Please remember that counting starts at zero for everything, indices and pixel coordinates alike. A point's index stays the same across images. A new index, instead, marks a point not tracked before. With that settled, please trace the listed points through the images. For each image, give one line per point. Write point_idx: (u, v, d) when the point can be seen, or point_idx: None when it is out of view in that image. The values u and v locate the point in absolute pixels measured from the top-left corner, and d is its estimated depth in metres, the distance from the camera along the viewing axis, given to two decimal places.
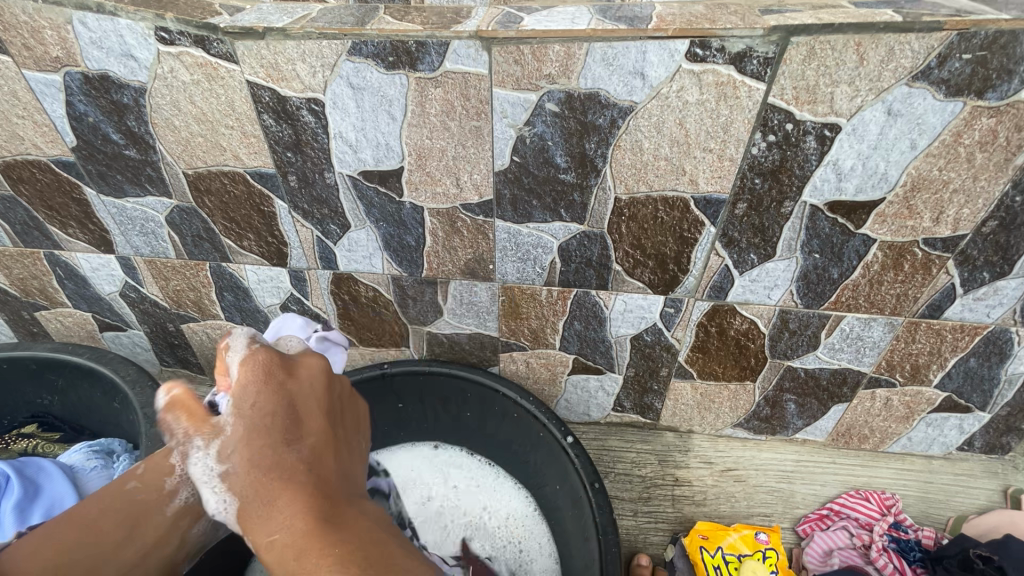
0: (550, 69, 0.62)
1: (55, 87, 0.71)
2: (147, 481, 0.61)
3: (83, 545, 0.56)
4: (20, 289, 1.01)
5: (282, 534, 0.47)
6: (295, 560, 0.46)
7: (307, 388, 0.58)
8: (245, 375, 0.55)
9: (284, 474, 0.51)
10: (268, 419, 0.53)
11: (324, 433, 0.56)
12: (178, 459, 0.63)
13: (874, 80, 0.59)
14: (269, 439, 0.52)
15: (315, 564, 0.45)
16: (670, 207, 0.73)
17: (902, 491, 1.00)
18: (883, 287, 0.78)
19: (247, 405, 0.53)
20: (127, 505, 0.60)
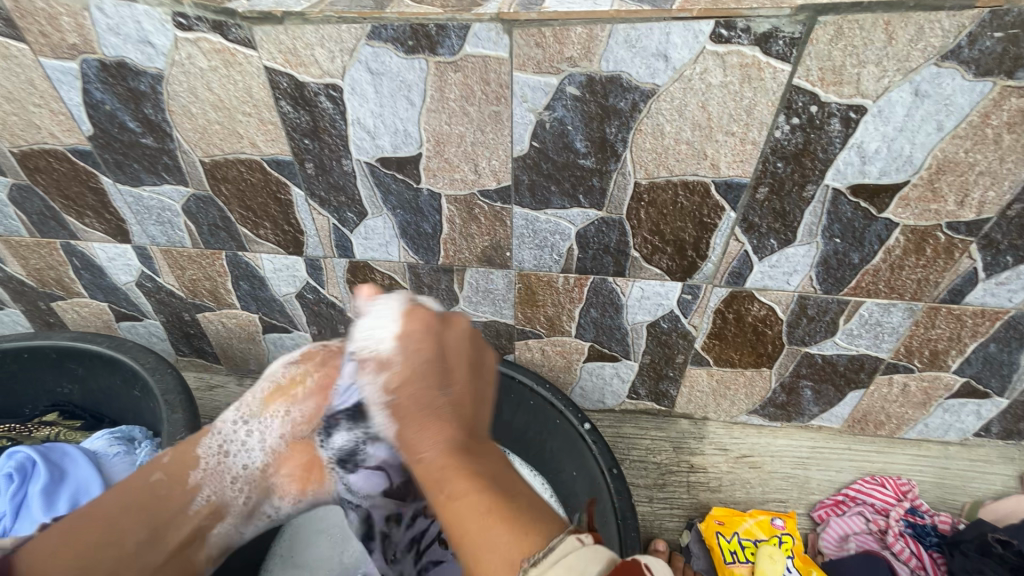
0: (572, 52, 0.61)
1: (72, 75, 0.71)
2: (174, 472, 0.69)
3: (105, 547, 0.60)
4: (36, 279, 1.02)
5: (441, 452, 0.54)
6: (443, 491, 0.51)
7: (454, 342, 0.63)
8: (405, 337, 0.62)
9: (437, 416, 0.57)
10: (419, 357, 0.60)
11: (482, 387, 0.62)
12: (204, 447, 0.72)
13: (902, 60, 0.58)
14: (421, 373, 0.59)
15: (468, 496, 0.49)
16: (691, 192, 0.73)
17: (918, 477, 1.00)
18: (904, 272, 0.77)
19: (416, 357, 0.60)
20: (151, 501, 0.66)
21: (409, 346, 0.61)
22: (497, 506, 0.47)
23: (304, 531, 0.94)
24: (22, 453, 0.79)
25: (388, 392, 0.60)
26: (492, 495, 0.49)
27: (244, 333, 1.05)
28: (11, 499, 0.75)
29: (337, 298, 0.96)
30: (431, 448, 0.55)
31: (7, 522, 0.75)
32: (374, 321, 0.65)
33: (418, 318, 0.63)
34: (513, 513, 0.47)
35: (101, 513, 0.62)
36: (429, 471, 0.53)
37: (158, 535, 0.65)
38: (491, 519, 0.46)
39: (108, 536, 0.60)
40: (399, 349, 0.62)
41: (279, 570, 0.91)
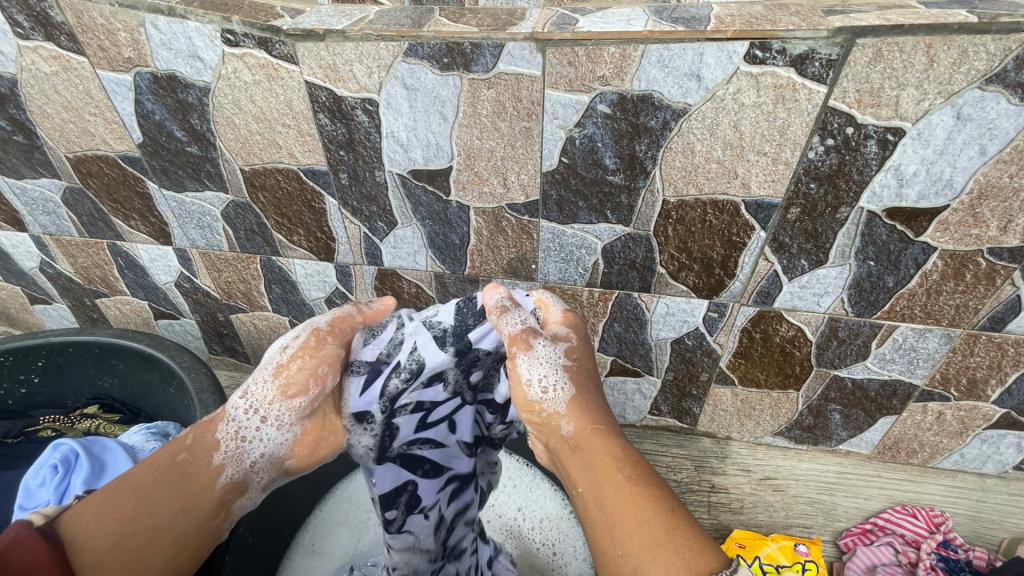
0: (605, 71, 0.62)
1: (126, 87, 0.75)
2: (198, 451, 0.54)
3: (140, 513, 0.48)
4: (83, 277, 1.07)
5: (603, 445, 0.52)
6: (620, 471, 0.49)
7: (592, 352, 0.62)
8: (575, 348, 0.60)
9: (601, 424, 0.55)
10: (592, 383, 0.59)
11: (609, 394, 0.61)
12: (222, 431, 0.55)
13: (943, 83, 0.57)
14: (588, 397, 0.57)
15: (626, 489, 0.48)
16: (720, 211, 0.72)
17: (951, 508, 0.96)
18: (942, 297, 0.75)
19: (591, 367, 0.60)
20: (179, 474, 0.52)
21: (575, 373, 0.58)
22: (660, 516, 0.46)
23: (325, 523, 0.96)
24: (66, 445, 0.82)
25: (558, 404, 0.56)
26: (656, 497, 0.47)
27: (275, 335, 1.08)
28: (54, 490, 0.79)
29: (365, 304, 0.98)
30: (595, 438, 0.53)
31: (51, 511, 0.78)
32: (540, 361, 0.57)
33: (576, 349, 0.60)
34: (682, 528, 0.45)
35: (129, 482, 0.50)
36: (576, 458, 0.53)
37: (191, 503, 0.51)
38: (647, 526, 0.45)
39: (139, 506, 0.48)
40: (567, 365, 0.58)
41: (300, 558, 0.92)
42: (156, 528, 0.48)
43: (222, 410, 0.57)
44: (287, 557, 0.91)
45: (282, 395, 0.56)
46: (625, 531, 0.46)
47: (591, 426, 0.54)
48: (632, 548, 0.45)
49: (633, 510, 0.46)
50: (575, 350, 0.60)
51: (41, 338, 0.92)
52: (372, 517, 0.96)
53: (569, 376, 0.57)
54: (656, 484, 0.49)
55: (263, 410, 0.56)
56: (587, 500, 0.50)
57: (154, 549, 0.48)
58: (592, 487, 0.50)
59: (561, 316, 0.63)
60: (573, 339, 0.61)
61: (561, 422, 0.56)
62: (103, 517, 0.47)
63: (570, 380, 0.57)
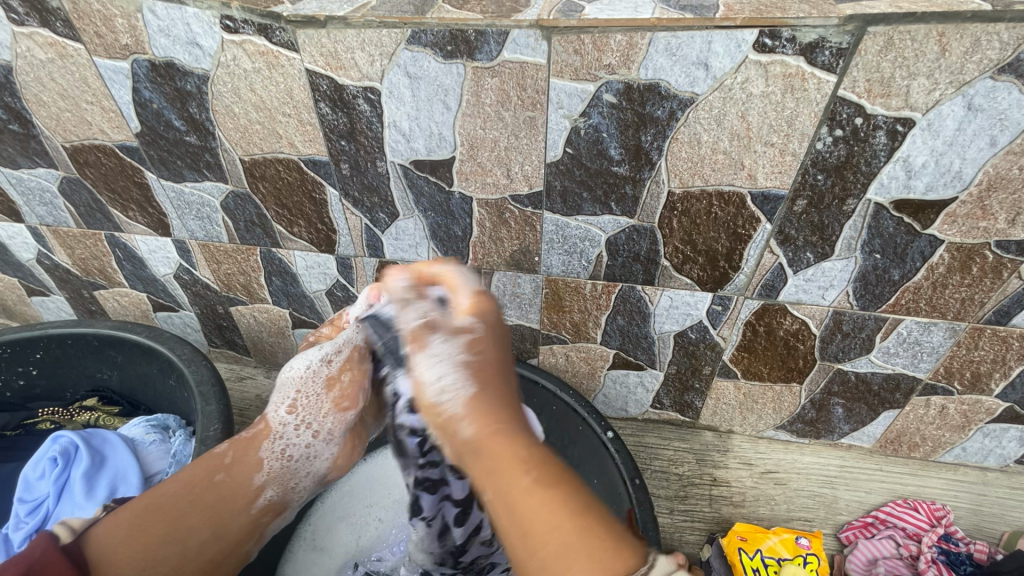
0: (611, 59, 0.61)
1: (123, 74, 0.73)
2: (236, 472, 0.62)
3: (172, 537, 0.54)
4: (81, 268, 1.06)
5: (509, 446, 0.47)
6: (527, 471, 0.45)
7: (490, 346, 0.56)
8: (478, 341, 0.55)
9: (503, 423, 0.49)
10: (493, 379, 0.54)
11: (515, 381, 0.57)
12: (266, 450, 0.65)
13: (955, 73, 0.56)
14: (497, 395, 0.52)
15: (533, 495, 0.43)
16: (725, 203, 0.72)
17: (953, 502, 0.96)
18: (948, 291, 0.74)
19: (487, 358, 0.55)
20: (214, 497, 0.59)
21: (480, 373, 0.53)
22: (584, 511, 0.42)
23: (327, 517, 0.96)
24: (65, 438, 0.82)
25: (457, 407, 0.50)
26: (570, 497, 0.43)
27: (275, 328, 1.08)
28: (54, 482, 0.79)
29: (366, 297, 0.98)
30: (500, 443, 0.47)
31: (50, 504, 0.78)
32: (436, 360, 0.53)
33: (476, 339, 0.55)
34: (598, 529, 0.41)
35: (164, 503, 0.56)
36: (481, 462, 0.47)
37: (223, 528, 0.58)
38: (563, 525, 0.41)
39: (172, 529, 0.54)
40: (467, 360, 0.53)
41: (302, 552, 0.92)
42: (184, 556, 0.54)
43: (264, 428, 0.67)
44: (289, 551, 0.91)
45: (336, 408, 0.70)
46: (538, 542, 0.41)
47: (495, 427, 0.49)
48: (549, 550, 0.40)
49: (542, 513, 0.42)
50: (478, 342, 0.55)
51: (39, 329, 0.91)
52: (372, 512, 0.97)
53: (465, 374, 0.52)
54: (571, 485, 0.45)
55: (316, 425, 0.69)
56: (497, 507, 0.45)
57: (189, 568, 0.54)
58: (501, 491, 0.44)
59: (468, 304, 0.58)
60: (475, 330, 0.56)
61: (461, 425, 0.50)
62: (132, 544, 0.52)
63: (468, 378, 0.52)
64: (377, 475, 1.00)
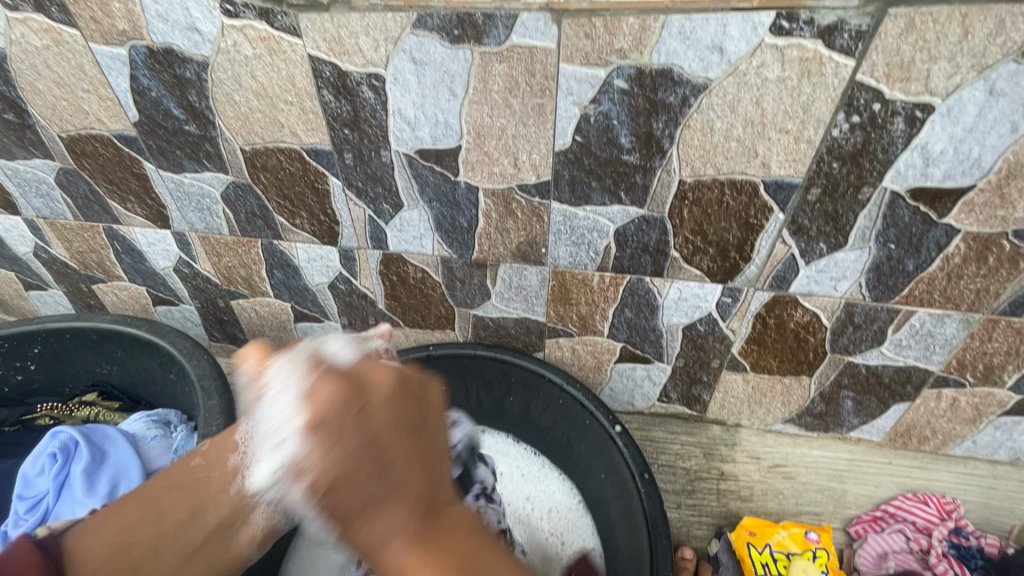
0: (622, 43, 0.59)
1: (120, 61, 0.72)
2: (212, 457, 0.61)
3: (146, 521, 0.54)
4: (79, 262, 1.04)
5: (349, 499, 0.50)
6: (380, 542, 0.50)
7: (381, 414, 0.52)
8: (383, 400, 0.53)
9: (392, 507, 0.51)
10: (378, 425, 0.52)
11: (432, 442, 0.57)
12: (240, 433, 0.61)
13: (977, 56, 0.55)
14: (363, 479, 0.50)
15: (413, 558, 0.49)
16: (738, 192, 0.70)
17: (963, 495, 0.95)
18: (963, 281, 0.73)
19: (342, 443, 0.49)
20: (191, 482, 0.59)
21: (320, 445, 0.49)
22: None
23: None
24: (65, 433, 0.81)
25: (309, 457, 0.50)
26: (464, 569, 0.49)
27: (276, 321, 1.06)
28: (54, 478, 0.77)
29: (369, 289, 0.96)
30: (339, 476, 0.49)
31: (50, 500, 0.76)
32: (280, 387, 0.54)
33: (322, 398, 0.50)
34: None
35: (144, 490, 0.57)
36: (387, 564, 0.50)
37: (200, 516, 0.57)
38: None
39: (147, 515, 0.55)
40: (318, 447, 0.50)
41: (307, 547, 0.92)
42: (160, 540, 0.54)
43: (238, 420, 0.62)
44: (294, 547, 0.91)
45: None
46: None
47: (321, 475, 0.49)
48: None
49: (418, 564, 0.49)
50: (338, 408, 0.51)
51: (37, 324, 0.89)
52: None
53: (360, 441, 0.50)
54: (436, 552, 0.50)
55: None
56: (384, 565, 0.50)
57: (160, 558, 0.53)
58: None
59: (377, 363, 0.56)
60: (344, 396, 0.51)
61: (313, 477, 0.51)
62: (104, 532, 0.53)
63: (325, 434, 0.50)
64: None
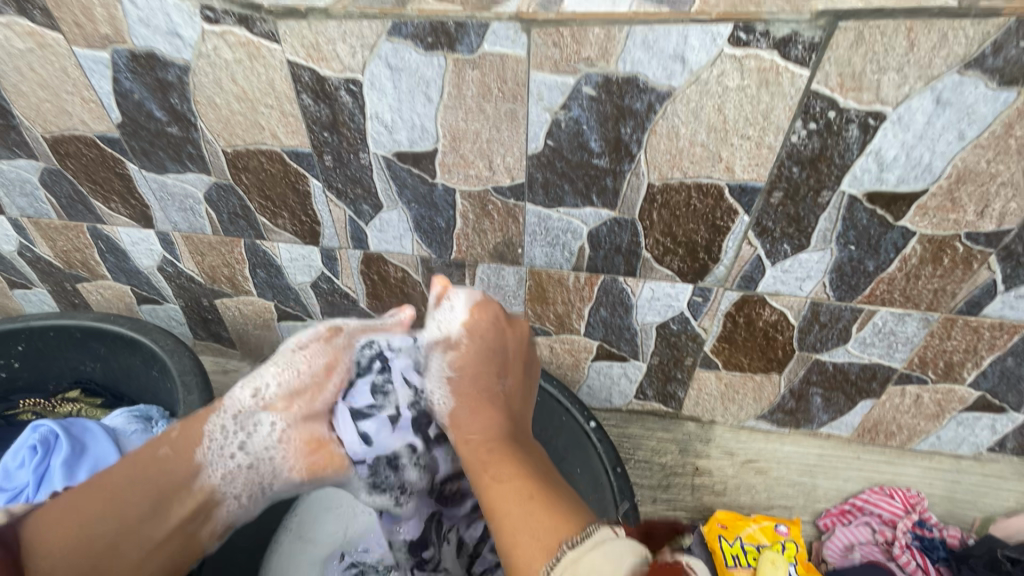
0: (589, 52, 0.62)
1: (103, 64, 0.73)
2: (179, 447, 0.63)
3: (105, 516, 0.56)
4: (64, 261, 1.05)
5: (481, 453, 0.63)
6: (489, 475, 0.59)
7: (516, 342, 0.74)
8: (460, 354, 0.71)
9: (491, 435, 0.65)
10: (490, 382, 0.70)
11: (512, 383, 0.72)
12: (212, 426, 0.65)
13: (924, 67, 0.58)
14: (483, 383, 0.70)
15: (504, 484, 0.57)
16: (704, 195, 0.73)
17: (927, 489, 0.99)
18: (921, 282, 0.76)
19: (477, 348, 0.71)
20: (154, 474, 0.60)
21: (476, 342, 0.71)
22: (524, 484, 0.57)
23: (312, 507, 0.96)
24: (45, 427, 0.82)
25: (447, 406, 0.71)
26: (525, 490, 0.56)
27: (261, 320, 1.08)
28: (33, 471, 0.79)
29: (351, 289, 0.98)
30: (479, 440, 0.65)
31: (28, 492, 0.77)
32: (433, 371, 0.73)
33: (484, 316, 0.73)
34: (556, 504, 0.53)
35: (103, 482, 0.58)
36: (478, 456, 0.63)
37: (159, 512, 0.59)
38: (532, 500, 0.54)
39: (109, 506, 0.56)
40: (462, 349, 0.71)
41: (289, 542, 0.93)
42: (119, 537, 0.56)
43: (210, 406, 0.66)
44: (275, 542, 0.92)
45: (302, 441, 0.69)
46: (504, 511, 0.54)
47: (486, 439, 0.65)
48: (512, 531, 0.52)
49: (512, 495, 0.55)
50: (477, 336, 0.72)
51: (21, 321, 0.91)
52: (359, 502, 0.96)
53: (458, 365, 0.71)
54: (530, 471, 0.59)
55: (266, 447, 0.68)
56: (493, 491, 0.57)
57: (119, 551, 0.56)
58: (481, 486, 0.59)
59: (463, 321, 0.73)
60: (481, 327, 0.72)
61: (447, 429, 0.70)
62: (59, 529, 0.54)
63: (458, 369, 0.71)
64: None
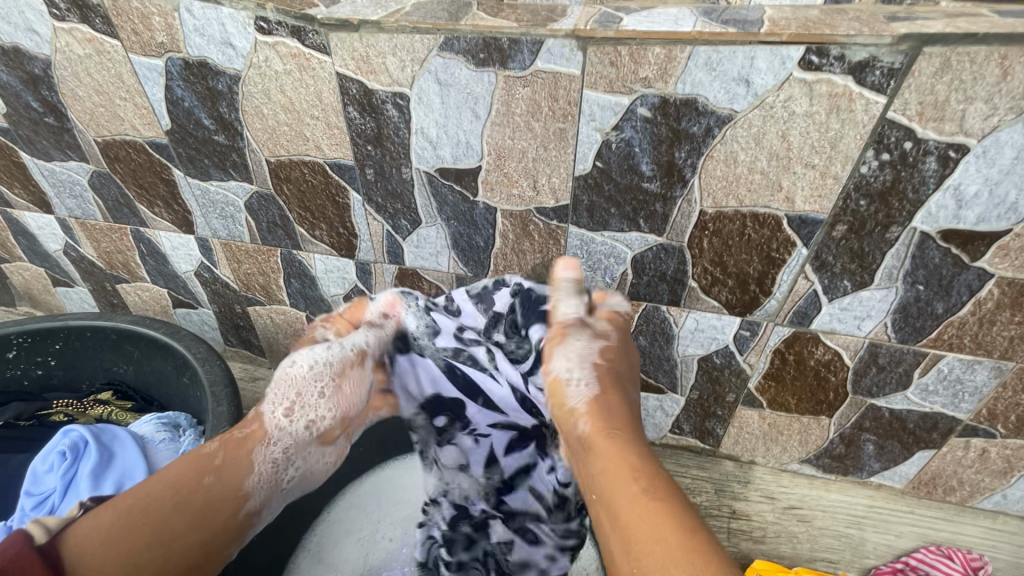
0: (647, 72, 0.59)
1: (157, 72, 0.74)
2: (226, 470, 0.59)
3: (151, 542, 0.51)
4: (105, 261, 1.07)
5: (615, 464, 0.51)
6: (635, 481, 0.49)
7: (624, 367, 0.64)
8: (610, 349, 0.65)
9: (617, 426, 0.56)
10: (621, 386, 0.61)
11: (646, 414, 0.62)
12: (260, 453, 0.62)
13: (1016, 98, 0.53)
14: (622, 391, 0.61)
15: (641, 501, 0.47)
16: (760, 225, 0.69)
17: (990, 552, 0.90)
18: (995, 328, 0.70)
19: (613, 365, 0.63)
20: (199, 498, 0.56)
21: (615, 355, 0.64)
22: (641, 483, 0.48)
23: (333, 530, 0.92)
24: (76, 432, 0.82)
25: (582, 392, 0.60)
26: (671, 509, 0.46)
27: (291, 330, 1.07)
28: (62, 477, 0.78)
29: None
30: (608, 443, 0.53)
31: (55, 499, 0.77)
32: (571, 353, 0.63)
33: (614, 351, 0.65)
34: (702, 546, 0.42)
35: (147, 506, 0.53)
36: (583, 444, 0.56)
37: (207, 524, 0.56)
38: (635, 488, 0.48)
39: (156, 523, 0.52)
40: (599, 363, 0.63)
41: (306, 565, 0.89)
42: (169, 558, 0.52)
43: (259, 428, 0.64)
44: (293, 563, 0.88)
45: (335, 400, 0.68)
46: (639, 543, 0.44)
47: (609, 428, 0.55)
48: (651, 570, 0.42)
49: (645, 515, 0.45)
50: (611, 351, 0.65)
51: (59, 321, 0.92)
52: (380, 529, 0.93)
53: (596, 373, 0.61)
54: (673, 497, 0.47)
55: (311, 418, 0.66)
56: (603, 503, 0.50)
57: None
58: (608, 492, 0.49)
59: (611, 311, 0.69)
60: (612, 338, 0.66)
61: (581, 420, 0.57)
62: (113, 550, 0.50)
63: (597, 378, 0.61)
64: (387, 488, 0.96)
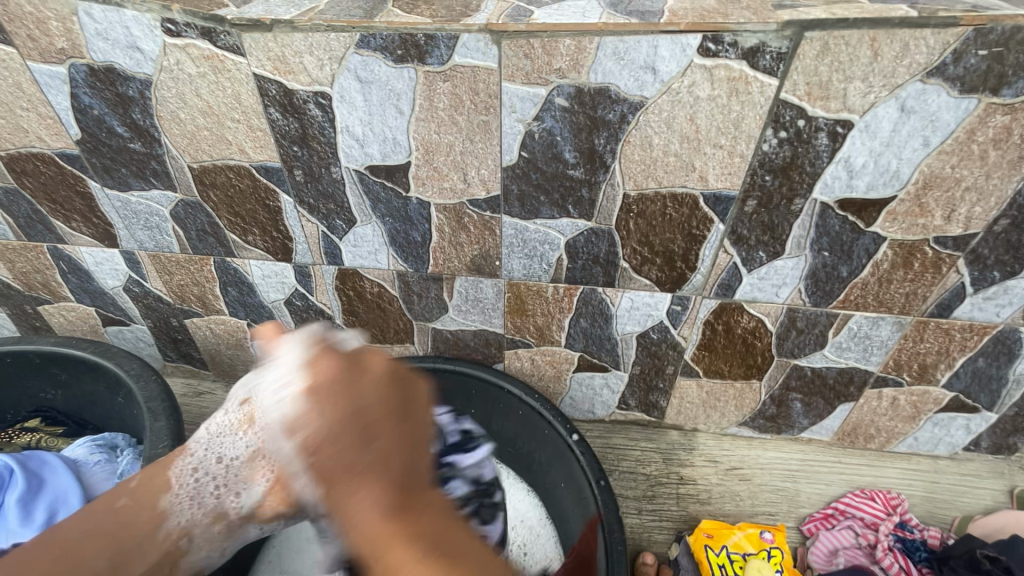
0: (560, 63, 0.62)
1: (60, 79, 0.70)
2: (141, 494, 0.64)
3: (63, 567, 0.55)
4: (23, 283, 1.01)
5: (379, 532, 0.52)
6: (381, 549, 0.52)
7: (369, 389, 0.57)
8: (305, 426, 0.55)
9: (372, 472, 0.55)
10: (349, 425, 0.55)
11: (415, 422, 0.60)
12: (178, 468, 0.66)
13: (888, 76, 0.59)
14: (343, 451, 0.54)
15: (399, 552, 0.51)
16: (679, 205, 0.73)
17: (907, 490, 0.99)
18: (893, 286, 0.77)
19: (333, 413, 0.55)
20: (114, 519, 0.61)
21: (315, 404, 0.55)
22: (430, 565, 0.50)
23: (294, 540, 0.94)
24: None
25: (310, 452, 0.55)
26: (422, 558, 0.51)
27: (233, 340, 1.05)
28: None
29: (327, 305, 0.96)
30: (365, 522, 0.53)
31: None
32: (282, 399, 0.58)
33: (324, 369, 0.57)
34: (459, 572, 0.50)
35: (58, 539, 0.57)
36: (365, 536, 0.53)
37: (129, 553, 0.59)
38: None
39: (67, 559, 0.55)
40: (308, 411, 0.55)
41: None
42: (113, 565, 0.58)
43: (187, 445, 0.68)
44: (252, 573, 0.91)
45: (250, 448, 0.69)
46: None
47: (370, 508, 0.53)
48: None
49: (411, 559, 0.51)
50: (327, 395, 0.55)
51: None
52: None
53: (324, 417, 0.55)
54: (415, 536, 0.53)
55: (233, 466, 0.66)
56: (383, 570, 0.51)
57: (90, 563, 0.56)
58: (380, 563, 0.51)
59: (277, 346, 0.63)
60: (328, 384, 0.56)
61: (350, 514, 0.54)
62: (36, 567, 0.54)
63: (329, 424, 0.54)
64: None
